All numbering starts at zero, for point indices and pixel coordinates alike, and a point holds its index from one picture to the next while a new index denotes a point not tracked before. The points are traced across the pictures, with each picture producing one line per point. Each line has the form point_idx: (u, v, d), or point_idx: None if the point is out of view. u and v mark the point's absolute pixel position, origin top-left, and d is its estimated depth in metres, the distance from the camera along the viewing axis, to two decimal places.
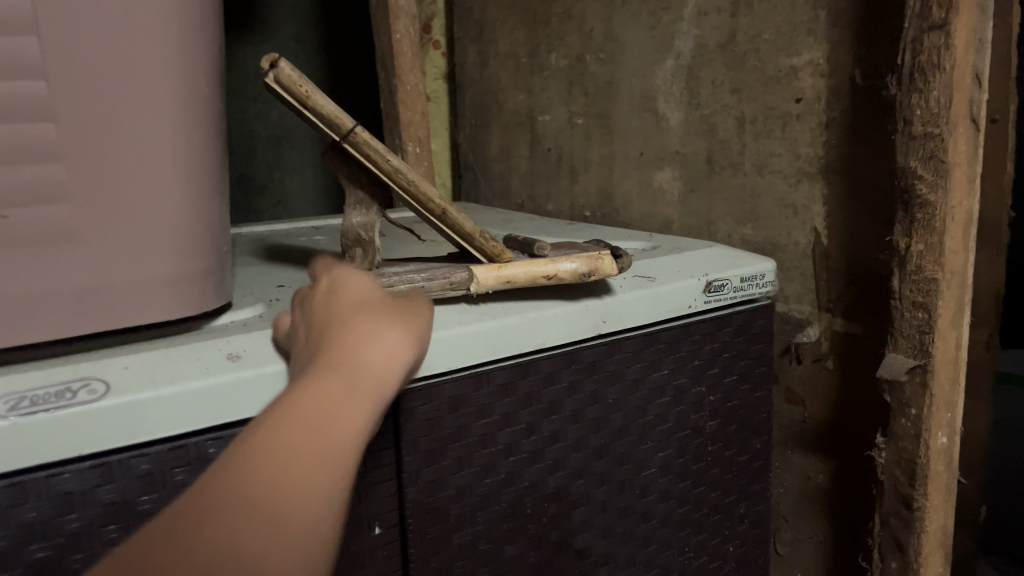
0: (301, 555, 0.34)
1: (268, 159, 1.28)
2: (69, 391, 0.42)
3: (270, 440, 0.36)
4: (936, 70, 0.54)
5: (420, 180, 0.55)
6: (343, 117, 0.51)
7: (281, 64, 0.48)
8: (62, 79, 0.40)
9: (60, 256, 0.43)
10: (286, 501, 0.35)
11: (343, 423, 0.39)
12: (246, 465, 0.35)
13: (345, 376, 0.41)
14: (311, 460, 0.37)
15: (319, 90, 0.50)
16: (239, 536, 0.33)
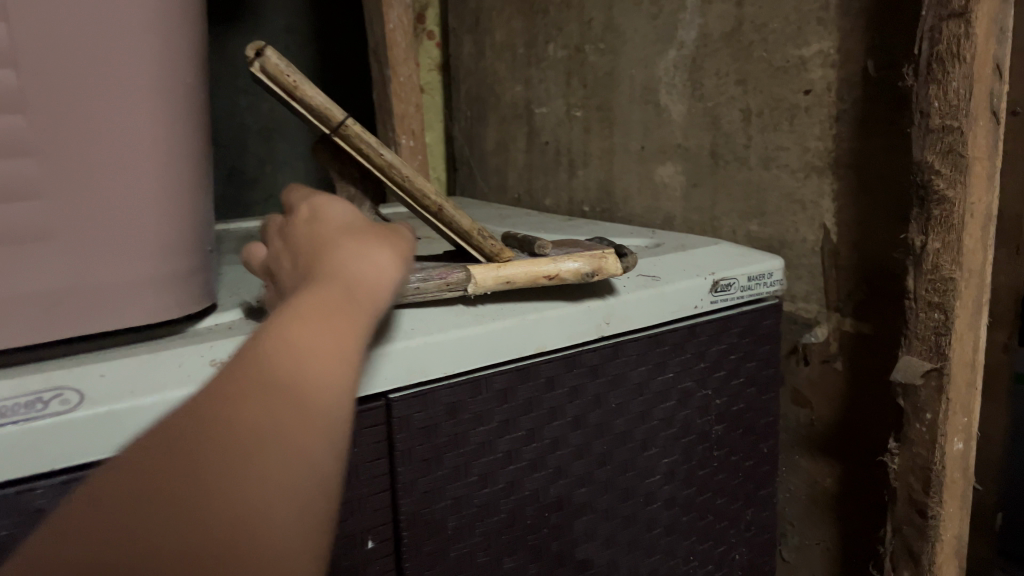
0: (328, 441, 0.32)
1: (259, 152, 1.25)
2: (40, 401, 0.39)
3: (279, 332, 0.34)
4: (956, 59, 0.51)
5: (416, 175, 0.52)
6: (333, 109, 0.48)
7: (267, 52, 0.46)
8: (32, 68, 0.38)
9: (32, 258, 0.40)
10: (307, 386, 0.32)
11: (350, 315, 0.37)
12: (261, 356, 0.32)
13: (345, 279, 0.39)
14: (328, 350, 0.34)
15: (307, 80, 0.47)
16: (266, 421, 0.30)
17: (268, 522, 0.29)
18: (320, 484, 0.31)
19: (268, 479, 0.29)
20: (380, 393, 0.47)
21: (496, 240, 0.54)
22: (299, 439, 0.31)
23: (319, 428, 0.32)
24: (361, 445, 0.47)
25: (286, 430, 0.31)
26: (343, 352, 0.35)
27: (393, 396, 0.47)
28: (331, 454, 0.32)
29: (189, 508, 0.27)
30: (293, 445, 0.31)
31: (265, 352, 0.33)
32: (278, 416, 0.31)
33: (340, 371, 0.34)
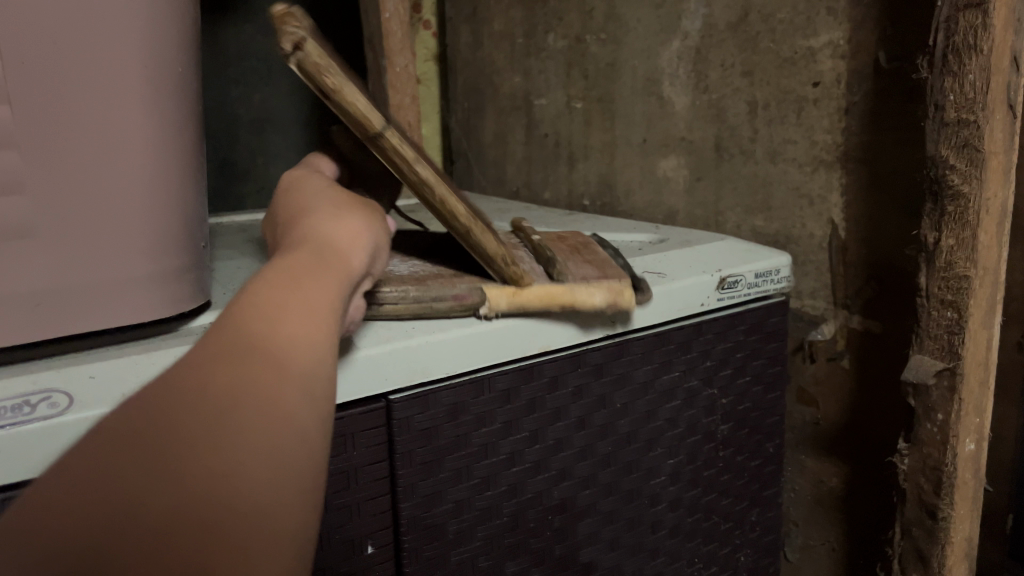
0: (311, 401, 0.29)
1: (251, 143, 1.23)
2: (27, 404, 0.37)
3: (250, 294, 0.31)
4: (972, 51, 0.50)
5: (450, 194, 0.48)
6: (372, 116, 0.43)
7: (309, 45, 0.40)
8: (14, 56, 0.36)
9: (13, 255, 0.39)
10: (284, 341, 0.29)
11: (323, 281, 0.34)
12: (232, 316, 0.29)
13: (313, 247, 0.36)
14: (304, 307, 0.31)
15: (347, 81, 0.42)
16: (243, 372, 0.27)
17: (254, 478, 0.25)
18: (307, 443, 0.28)
19: (251, 431, 0.26)
20: (379, 395, 0.46)
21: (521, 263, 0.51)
22: (280, 394, 0.27)
23: (301, 385, 0.29)
24: (361, 447, 0.45)
25: (266, 382, 0.27)
26: (320, 314, 0.32)
27: (394, 398, 0.46)
28: (316, 413, 0.29)
29: (170, 457, 0.23)
30: (275, 399, 0.27)
31: (235, 312, 0.29)
32: (256, 370, 0.27)
33: (318, 330, 0.31)
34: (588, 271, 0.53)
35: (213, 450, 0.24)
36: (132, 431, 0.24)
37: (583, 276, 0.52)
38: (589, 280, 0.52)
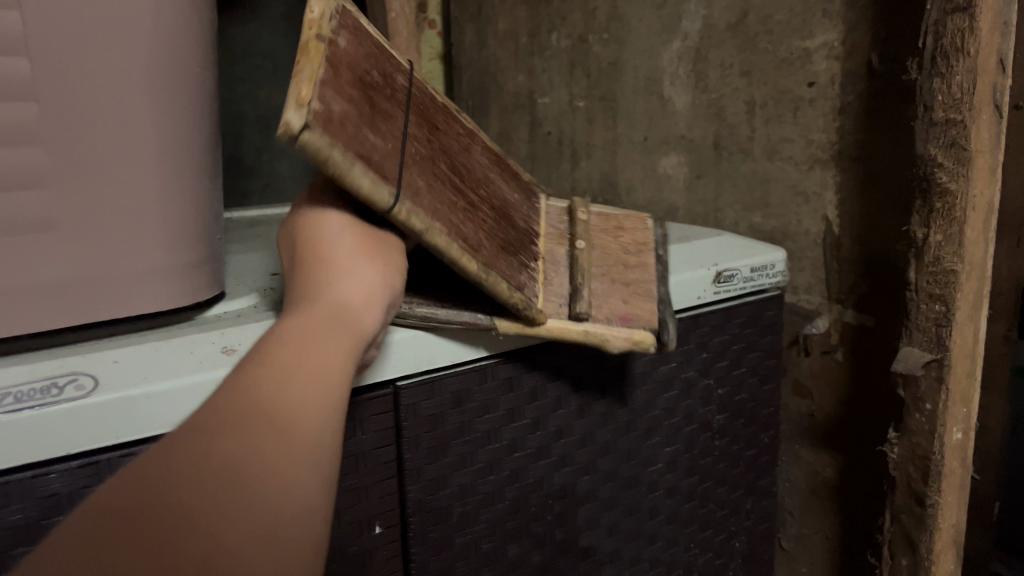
0: (314, 467, 0.31)
1: (257, 140, 1.25)
2: (55, 387, 0.39)
3: (258, 362, 0.33)
4: (959, 53, 0.52)
5: (464, 255, 0.45)
6: (379, 194, 0.40)
7: (309, 138, 0.37)
8: (42, 57, 0.37)
9: (39, 246, 0.41)
10: (291, 409, 0.32)
11: (329, 345, 0.36)
12: (242, 383, 0.32)
13: (321, 309, 0.39)
14: (311, 373, 0.34)
15: (352, 163, 0.39)
16: (249, 437, 0.29)
17: (255, 532, 0.27)
18: (306, 508, 0.30)
19: (254, 495, 0.28)
20: (388, 381, 0.48)
21: (533, 301, 0.48)
22: (285, 459, 0.30)
23: (306, 454, 0.31)
24: (370, 432, 0.47)
25: (271, 449, 0.30)
26: (324, 383, 0.34)
27: (400, 384, 0.48)
28: (318, 479, 0.31)
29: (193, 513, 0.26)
30: (280, 466, 0.29)
31: (244, 379, 0.32)
32: (264, 436, 0.30)
33: (322, 400, 0.33)
34: (616, 307, 0.53)
35: (216, 510, 0.26)
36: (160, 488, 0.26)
37: (609, 317, 0.52)
38: (614, 327, 0.52)
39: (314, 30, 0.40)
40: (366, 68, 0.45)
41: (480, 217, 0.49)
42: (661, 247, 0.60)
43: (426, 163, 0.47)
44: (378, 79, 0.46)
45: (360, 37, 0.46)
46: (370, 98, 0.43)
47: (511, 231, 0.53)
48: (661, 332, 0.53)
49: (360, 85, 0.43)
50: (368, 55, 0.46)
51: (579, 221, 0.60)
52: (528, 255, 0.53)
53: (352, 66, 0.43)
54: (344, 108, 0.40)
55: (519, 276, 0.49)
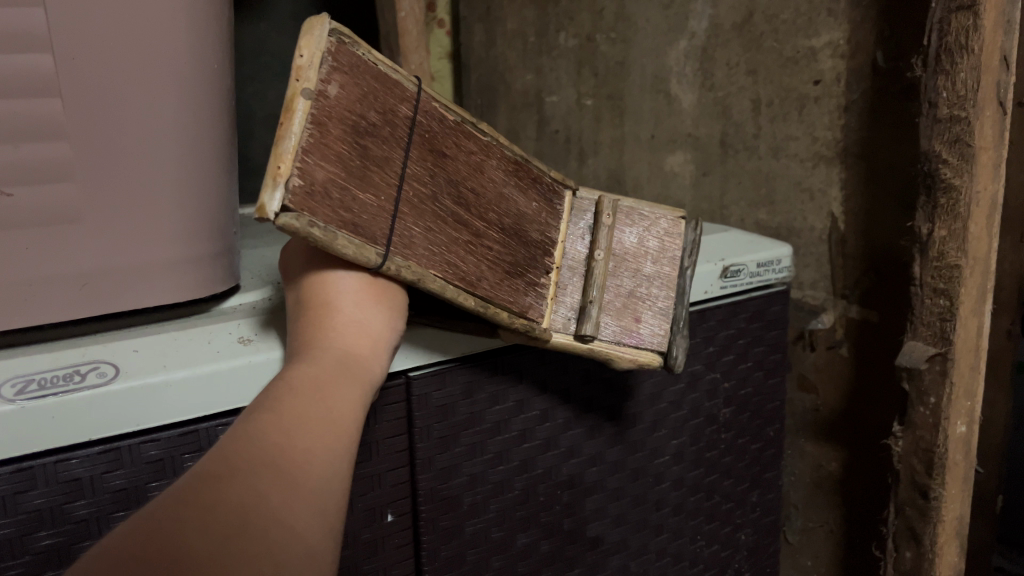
0: (315, 511, 0.34)
1: (265, 139, 1.26)
2: (77, 374, 0.41)
3: (265, 411, 0.36)
4: (963, 51, 0.52)
5: (461, 294, 0.45)
6: (366, 257, 0.40)
7: (284, 222, 0.37)
8: (67, 53, 0.38)
9: (63, 238, 0.42)
10: (295, 457, 0.35)
11: (337, 393, 0.39)
12: (250, 431, 0.35)
13: (324, 356, 0.40)
14: (324, 411, 0.37)
15: (333, 235, 0.39)
16: (254, 484, 0.32)
17: (266, 538, 0.31)
18: (309, 549, 0.33)
19: (259, 537, 0.31)
20: (400, 371, 0.49)
21: (537, 321, 0.49)
22: (287, 505, 0.33)
23: (308, 499, 0.34)
24: (383, 421, 0.48)
25: (274, 496, 0.33)
26: (328, 431, 0.37)
27: (413, 374, 0.48)
28: (319, 524, 0.34)
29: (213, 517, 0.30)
30: (281, 510, 0.32)
31: (251, 429, 0.35)
32: (266, 484, 0.33)
33: (325, 448, 0.36)
34: (629, 326, 0.53)
35: (234, 517, 0.30)
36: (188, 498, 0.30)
37: (617, 336, 0.53)
38: (621, 345, 0.53)
39: (300, 84, 0.38)
40: (362, 101, 0.41)
41: (486, 246, 0.47)
42: (689, 259, 0.56)
43: (427, 204, 0.44)
44: (376, 117, 0.42)
45: (358, 68, 0.41)
46: (361, 148, 0.41)
47: (524, 245, 0.50)
48: (668, 356, 0.54)
49: (351, 135, 0.40)
50: (365, 88, 0.41)
51: (602, 224, 0.54)
52: (539, 268, 0.51)
53: (342, 114, 0.40)
54: (329, 173, 0.39)
55: (522, 297, 0.49)
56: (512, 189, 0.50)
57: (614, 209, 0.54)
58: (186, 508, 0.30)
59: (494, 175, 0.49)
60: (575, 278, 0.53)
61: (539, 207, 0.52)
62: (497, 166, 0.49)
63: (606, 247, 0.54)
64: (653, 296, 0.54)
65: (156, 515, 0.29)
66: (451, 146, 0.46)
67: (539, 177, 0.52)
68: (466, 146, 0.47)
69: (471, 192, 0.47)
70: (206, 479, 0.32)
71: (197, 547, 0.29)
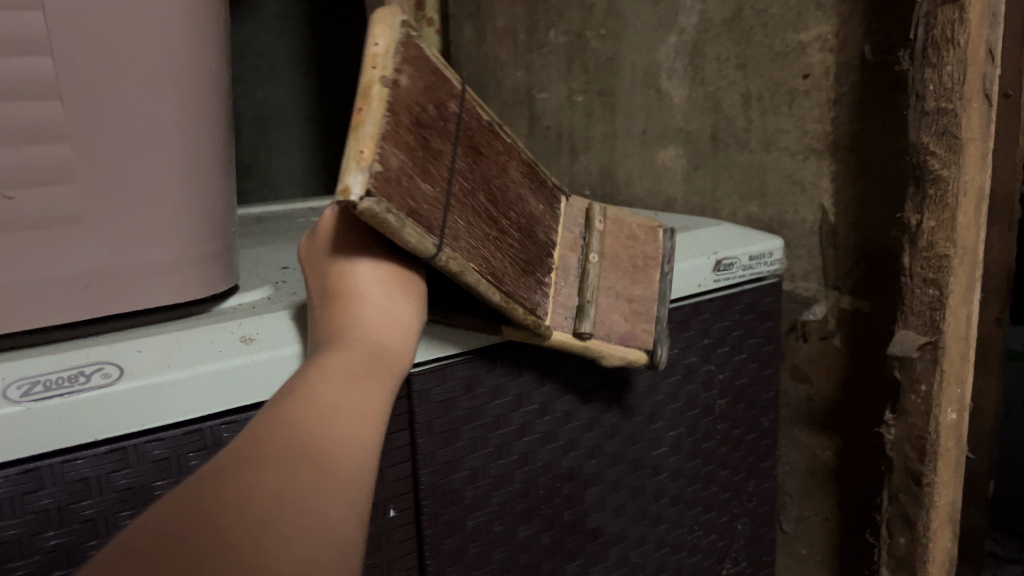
0: (346, 502, 0.34)
1: (254, 139, 1.45)
2: (82, 375, 0.41)
3: (299, 398, 0.37)
4: (950, 44, 0.53)
5: (491, 289, 0.44)
6: (426, 246, 0.40)
7: (367, 206, 0.36)
8: (67, 57, 0.39)
9: (64, 240, 0.42)
10: (330, 448, 0.35)
11: (366, 385, 0.39)
12: (285, 418, 0.35)
13: (356, 347, 0.41)
14: (354, 402, 0.38)
15: (404, 222, 0.38)
16: (290, 474, 0.33)
17: (301, 529, 0.31)
18: (341, 541, 0.33)
19: (291, 531, 0.31)
20: None
21: (543, 315, 0.49)
22: (322, 497, 0.33)
23: (342, 491, 0.34)
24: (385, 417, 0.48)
25: (310, 486, 0.33)
26: (358, 423, 0.37)
27: (413, 370, 0.49)
28: (351, 515, 0.34)
29: (245, 507, 0.30)
30: (315, 499, 0.33)
31: (286, 415, 0.35)
32: (301, 472, 0.33)
33: (356, 439, 0.37)
34: (617, 325, 0.54)
35: (269, 507, 0.31)
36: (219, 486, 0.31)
37: (608, 334, 0.53)
38: (613, 343, 0.53)
39: (376, 71, 0.39)
40: (422, 96, 0.42)
41: (508, 243, 0.48)
42: (668, 265, 0.57)
43: (467, 198, 0.44)
44: (432, 111, 0.42)
45: (419, 63, 0.42)
46: (422, 138, 0.41)
47: (535, 243, 0.51)
48: (654, 352, 0.56)
49: (415, 126, 0.41)
50: (426, 82, 0.42)
51: (595, 227, 0.55)
52: (544, 266, 0.51)
53: (409, 103, 0.40)
54: (402, 162, 0.39)
55: (533, 293, 0.49)
56: (527, 190, 0.51)
57: (605, 215, 0.56)
58: (221, 497, 0.30)
59: (514, 176, 0.50)
60: (570, 277, 0.53)
61: (545, 208, 0.53)
62: (517, 167, 0.50)
63: (600, 250, 0.54)
64: (647, 296, 0.55)
65: (188, 497, 0.30)
66: (485, 145, 0.47)
67: (546, 180, 0.54)
68: (496, 147, 0.48)
69: (498, 190, 0.48)
70: (242, 464, 0.32)
71: (230, 536, 0.29)
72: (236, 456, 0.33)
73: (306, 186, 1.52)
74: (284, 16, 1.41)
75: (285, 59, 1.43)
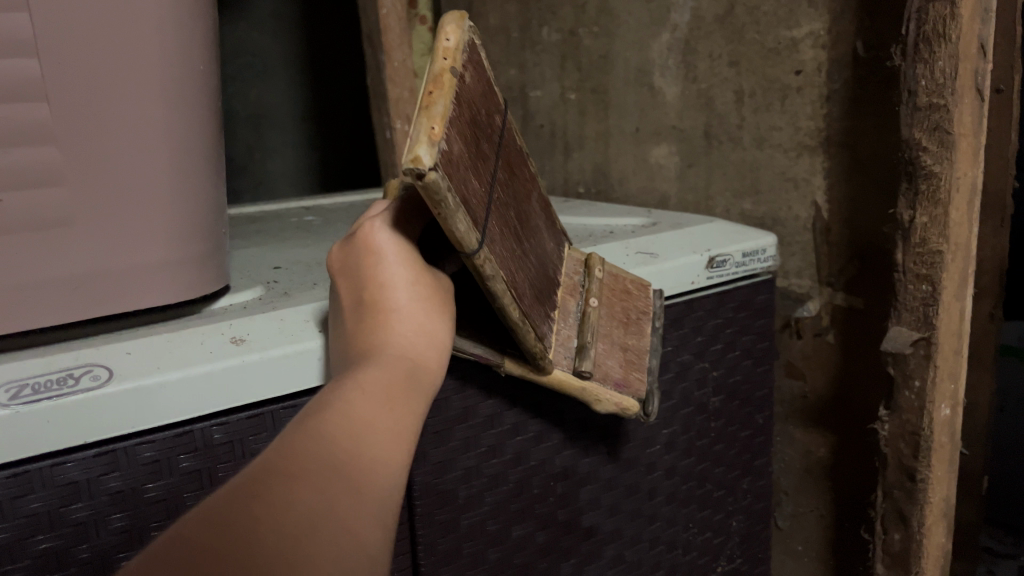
0: (378, 519, 0.34)
1: (249, 139, 1.44)
2: (71, 378, 0.41)
3: (337, 412, 0.36)
4: (942, 40, 0.53)
5: (512, 303, 0.43)
6: (469, 240, 0.38)
7: (432, 179, 0.35)
8: (53, 58, 0.38)
9: (51, 242, 0.42)
10: (364, 465, 0.34)
11: (401, 400, 0.38)
12: (323, 431, 0.34)
13: (393, 361, 0.40)
14: (389, 418, 0.37)
15: (458, 208, 0.37)
16: (324, 489, 0.32)
17: (333, 546, 0.31)
18: (370, 565, 0.32)
19: (324, 551, 0.30)
20: None
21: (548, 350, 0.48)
22: (357, 514, 0.32)
23: (374, 512, 0.33)
24: None
25: (342, 501, 0.32)
26: (392, 439, 0.37)
27: None
28: (381, 533, 0.33)
29: (275, 518, 0.30)
30: (349, 515, 0.32)
31: (324, 429, 0.34)
32: (337, 489, 0.32)
33: (389, 455, 0.36)
34: (613, 370, 0.53)
35: (301, 521, 0.30)
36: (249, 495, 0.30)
37: (605, 377, 0.52)
38: (609, 389, 0.52)
39: (447, 62, 0.40)
40: (478, 101, 0.43)
41: (528, 265, 0.47)
42: (660, 320, 0.57)
43: (501, 209, 0.44)
44: (484, 116, 0.44)
45: (476, 71, 0.44)
46: (475, 135, 0.42)
47: (545, 275, 0.50)
48: (647, 402, 0.56)
49: (472, 122, 0.41)
50: (481, 89, 0.44)
51: (594, 276, 0.55)
52: (550, 301, 0.50)
53: (469, 100, 0.41)
54: (461, 150, 0.39)
55: (542, 321, 0.48)
56: (542, 225, 0.52)
57: (603, 271, 0.56)
58: (253, 508, 0.30)
59: (533, 208, 0.51)
60: (569, 321, 0.52)
61: (555, 247, 0.54)
62: (537, 201, 0.52)
63: (599, 297, 0.54)
64: (639, 347, 0.55)
65: (221, 511, 0.30)
66: (516, 168, 0.49)
67: (556, 221, 0.55)
68: (523, 175, 0.50)
69: (522, 214, 0.48)
70: (279, 475, 0.31)
71: (264, 557, 0.29)
72: (272, 465, 0.32)
73: (300, 186, 1.52)
74: (277, 15, 1.41)
75: (278, 58, 1.43)
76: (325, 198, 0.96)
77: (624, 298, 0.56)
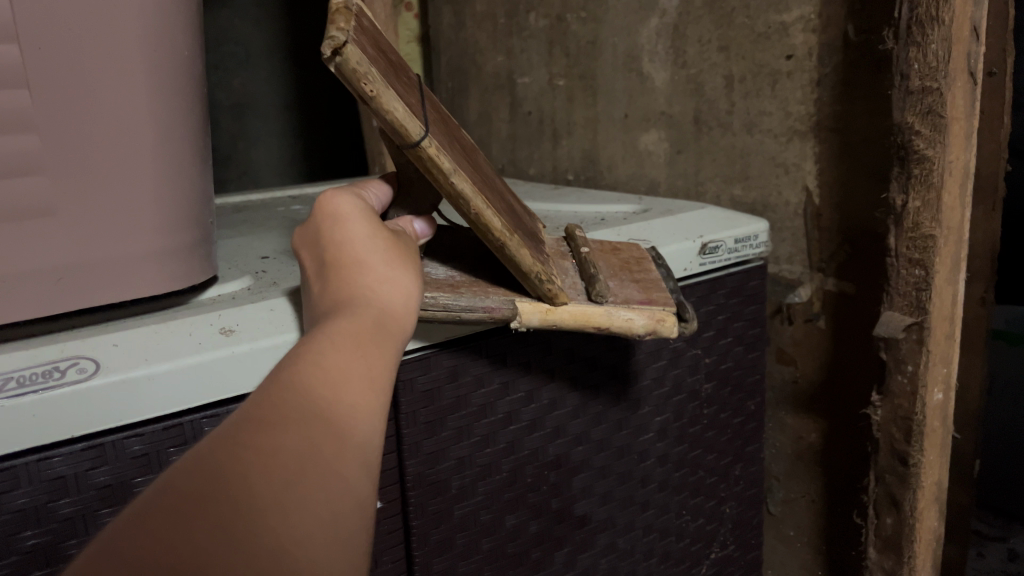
0: (362, 467, 0.33)
1: (232, 129, 1.43)
2: (57, 370, 0.40)
3: (308, 361, 0.34)
4: (935, 22, 0.53)
5: (489, 210, 0.42)
6: (411, 124, 0.39)
7: (350, 51, 0.36)
8: (34, 43, 0.37)
9: (33, 232, 0.41)
10: (341, 409, 0.33)
11: (376, 352, 0.37)
12: (293, 380, 0.33)
13: (364, 311, 0.39)
14: (365, 368, 0.36)
15: (386, 87, 0.38)
16: (307, 436, 0.31)
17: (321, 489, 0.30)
18: (357, 513, 0.31)
19: (311, 495, 0.29)
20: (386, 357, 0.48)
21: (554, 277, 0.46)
22: (341, 464, 0.31)
23: (355, 458, 0.32)
24: None
25: (327, 448, 0.31)
26: (369, 388, 0.35)
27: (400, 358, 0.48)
28: (366, 483, 0.32)
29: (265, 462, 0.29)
30: (334, 463, 0.31)
31: (293, 376, 0.33)
32: (317, 437, 0.31)
33: (370, 405, 0.35)
34: (632, 295, 0.50)
35: (291, 465, 0.29)
36: (237, 440, 0.29)
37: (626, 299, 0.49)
38: (631, 307, 0.49)
39: None
40: (383, 44, 0.46)
41: (499, 199, 0.47)
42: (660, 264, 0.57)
43: (448, 138, 0.46)
44: (396, 58, 0.46)
45: (376, 27, 0.47)
46: (390, 61, 0.44)
47: (525, 225, 0.51)
48: (681, 311, 0.52)
49: (381, 48, 0.43)
50: (384, 39, 0.47)
51: (575, 235, 0.57)
52: (540, 249, 0.50)
53: (370, 29, 0.44)
54: (376, 54, 0.40)
55: (536, 253, 0.47)
56: (506, 190, 0.53)
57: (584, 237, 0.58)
58: (242, 452, 0.29)
59: (488, 169, 0.53)
60: (569, 273, 0.52)
61: (527, 216, 0.55)
62: (491, 168, 0.54)
63: (589, 247, 0.55)
64: (650, 276, 0.54)
65: (200, 462, 0.28)
66: (453, 127, 0.51)
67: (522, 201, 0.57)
68: (464, 137, 0.52)
69: (474, 159, 0.49)
70: (252, 426, 0.30)
71: (252, 499, 0.28)
72: (242, 421, 0.30)
73: (284, 176, 1.51)
74: (259, 4, 1.40)
75: (261, 46, 1.42)
76: (312, 187, 0.95)
77: (615, 253, 0.57)
